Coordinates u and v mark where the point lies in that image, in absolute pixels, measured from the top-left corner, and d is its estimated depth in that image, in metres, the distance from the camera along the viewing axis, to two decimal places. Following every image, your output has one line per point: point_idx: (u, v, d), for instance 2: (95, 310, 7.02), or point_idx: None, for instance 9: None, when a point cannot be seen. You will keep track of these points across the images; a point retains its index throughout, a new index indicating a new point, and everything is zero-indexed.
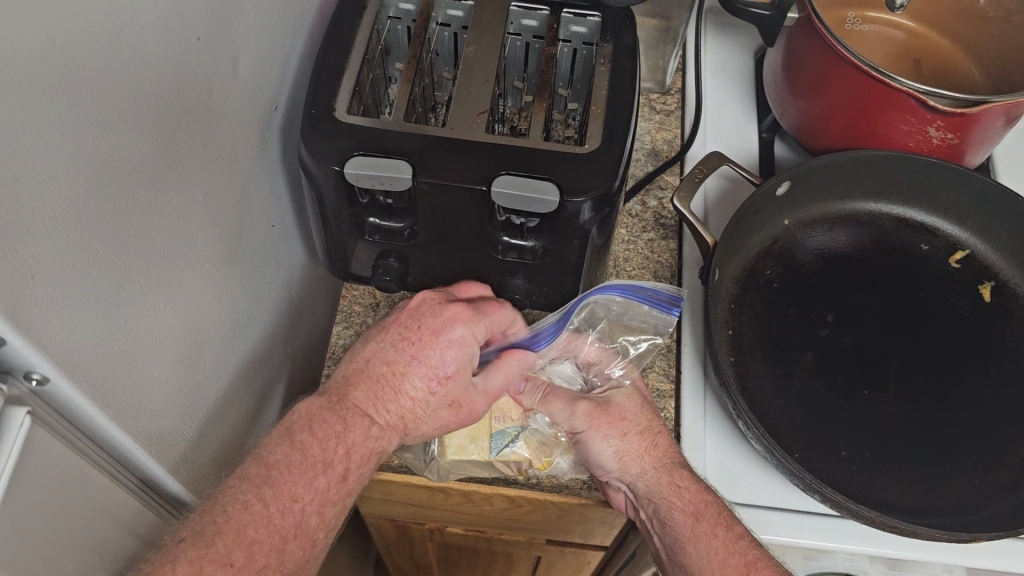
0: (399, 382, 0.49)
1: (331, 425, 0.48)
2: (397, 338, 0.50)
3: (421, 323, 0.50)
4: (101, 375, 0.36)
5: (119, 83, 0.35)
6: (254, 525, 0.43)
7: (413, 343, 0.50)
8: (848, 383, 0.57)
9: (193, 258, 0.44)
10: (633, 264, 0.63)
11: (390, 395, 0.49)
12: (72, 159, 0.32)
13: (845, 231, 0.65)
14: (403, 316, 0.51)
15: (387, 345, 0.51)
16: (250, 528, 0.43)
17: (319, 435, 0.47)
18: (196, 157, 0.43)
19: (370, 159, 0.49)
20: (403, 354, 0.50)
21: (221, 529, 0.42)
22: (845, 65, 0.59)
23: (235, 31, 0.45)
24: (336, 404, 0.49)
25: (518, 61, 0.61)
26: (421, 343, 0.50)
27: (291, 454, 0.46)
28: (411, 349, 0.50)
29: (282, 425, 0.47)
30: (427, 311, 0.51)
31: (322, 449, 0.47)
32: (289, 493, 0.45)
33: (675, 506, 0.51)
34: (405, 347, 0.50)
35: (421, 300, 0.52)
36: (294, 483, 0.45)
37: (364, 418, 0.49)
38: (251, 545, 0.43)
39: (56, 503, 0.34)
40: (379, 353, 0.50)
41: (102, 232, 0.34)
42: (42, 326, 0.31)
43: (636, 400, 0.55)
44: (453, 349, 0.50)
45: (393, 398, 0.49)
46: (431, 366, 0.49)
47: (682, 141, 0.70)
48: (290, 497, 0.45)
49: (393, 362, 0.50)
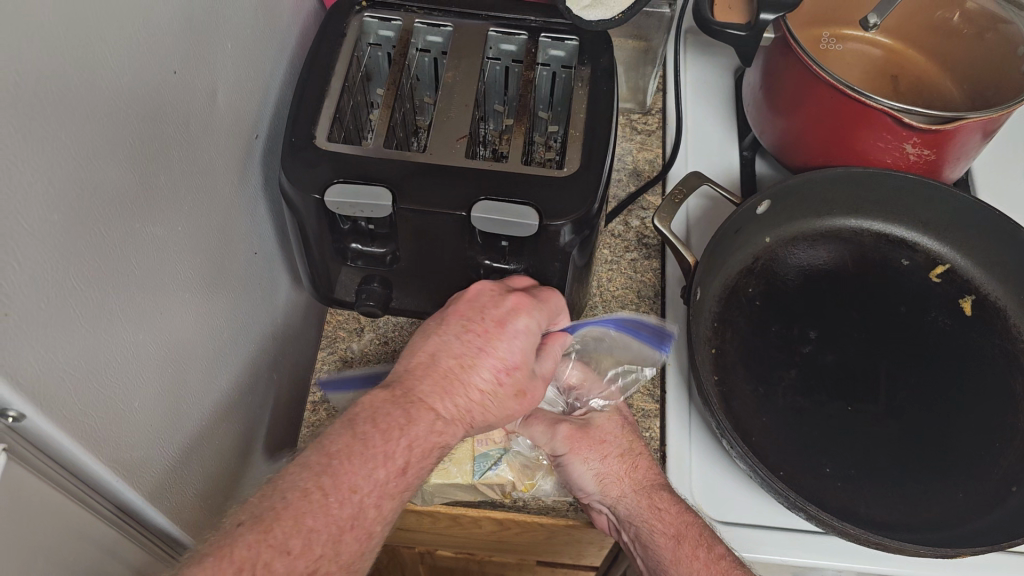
0: (469, 374, 0.46)
1: (396, 417, 0.44)
2: (460, 331, 0.48)
3: (486, 314, 0.48)
4: (79, 409, 0.36)
5: (93, 120, 0.35)
6: (314, 514, 0.39)
7: (479, 335, 0.47)
8: (831, 400, 0.57)
9: (173, 287, 0.44)
10: (616, 284, 0.64)
11: (459, 389, 0.46)
12: (46, 196, 0.32)
13: (826, 247, 0.65)
14: (461, 307, 0.49)
15: (450, 338, 0.48)
16: (307, 516, 0.39)
17: (382, 426, 0.43)
18: (174, 186, 0.43)
19: (351, 187, 0.49)
20: (470, 347, 0.47)
21: (279, 515, 0.38)
22: (821, 84, 0.59)
23: (212, 60, 0.46)
24: (398, 396, 0.45)
25: (498, 85, 0.61)
26: (486, 335, 0.47)
27: (352, 444, 0.42)
28: (478, 341, 0.47)
29: (350, 414, 0.44)
30: (489, 303, 0.49)
31: (385, 441, 0.42)
32: (349, 483, 0.40)
33: (656, 528, 0.51)
34: (472, 340, 0.47)
35: (479, 292, 0.50)
36: (354, 474, 0.41)
37: (429, 411, 0.45)
38: (308, 534, 0.38)
39: (32, 535, 0.34)
40: (443, 348, 0.47)
41: (78, 266, 0.35)
42: (16, 363, 0.31)
43: (616, 421, 0.55)
44: (519, 339, 0.48)
45: (463, 391, 0.46)
46: (500, 357, 0.47)
47: (663, 161, 0.71)
48: (349, 487, 0.40)
49: (459, 355, 0.47)
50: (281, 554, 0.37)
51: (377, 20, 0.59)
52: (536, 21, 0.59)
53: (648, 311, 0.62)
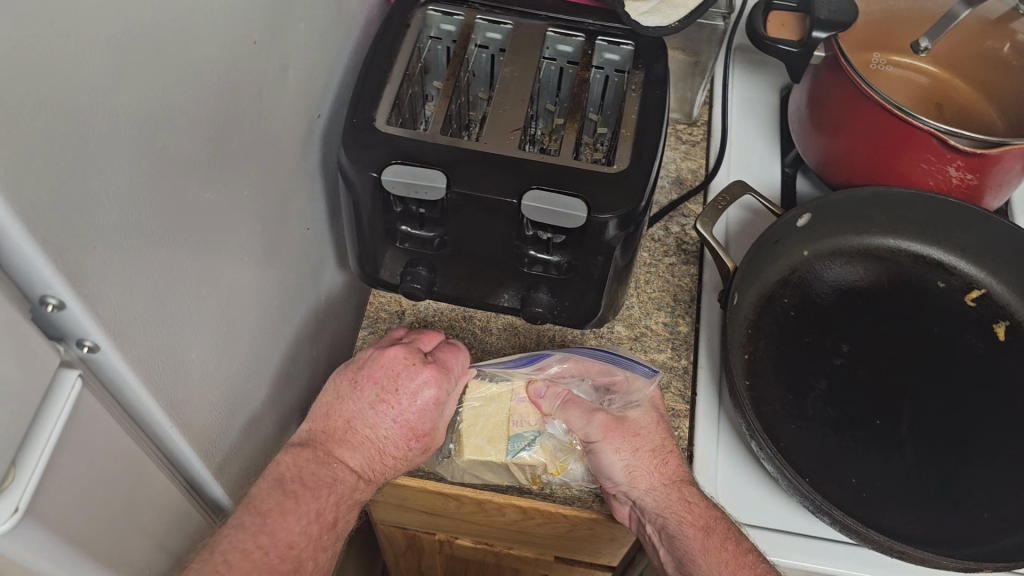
0: (383, 443, 0.52)
1: (322, 476, 0.50)
2: (373, 401, 0.52)
3: (398, 385, 0.53)
4: (149, 351, 0.37)
5: (180, 75, 0.37)
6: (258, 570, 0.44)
7: (391, 407, 0.52)
8: (860, 413, 0.57)
9: (235, 251, 0.46)
10: (654, 287, 0.65)
11: (373, 455, 0.52)
12: (133, 142, 0.34)
13: (862, 265, 0.66)
14: (377, 373, 0.53)
15: (364, 406, 0.53)
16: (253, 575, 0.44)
17: (310, 484, 0.49)
18: (243, 156, 0.45)
19: (407, 168, 0.51)
20: (382, 417, 0.52)
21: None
22: (869, 104, 0.61)
23: (286, 39, 0.48)
24: (320, 457, 0.51)
25: (552, 85, 0.63)
26: (398, 406, 0.52)
27: (283, 503, 0.47)
28: (392, 413, 0.52)
29: (274, 473, 0.48)
30: (402, 371, 0.53)
31: (315, 498, 0.49)
32: (286, 541, 0.46)
33: (685, 520, 0.52)
34: (385, 412, 0.52)
35: (393, 360, 0.53)
36: (289, 530, 0.46)
37: (350, 475, 0.51)
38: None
39: (103, 470, 0.36)
40: (358, 416, 0.52)
41: (156, 214, 0.37)
42: (97, 295, 0.33)
43: (652, 417, 0.56)
44: (427, 408, 0.53)
45: (377, 457, 0.52)
46: (410, 427, 0.53)
47: (706, 172, 0.72)
48: (286, 544, 0.46)
49: (373, 424, 0.52)
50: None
51: (440, 14, 0.61)
52: (595, 24, 0.61)
53: (683, 314, 0.64)
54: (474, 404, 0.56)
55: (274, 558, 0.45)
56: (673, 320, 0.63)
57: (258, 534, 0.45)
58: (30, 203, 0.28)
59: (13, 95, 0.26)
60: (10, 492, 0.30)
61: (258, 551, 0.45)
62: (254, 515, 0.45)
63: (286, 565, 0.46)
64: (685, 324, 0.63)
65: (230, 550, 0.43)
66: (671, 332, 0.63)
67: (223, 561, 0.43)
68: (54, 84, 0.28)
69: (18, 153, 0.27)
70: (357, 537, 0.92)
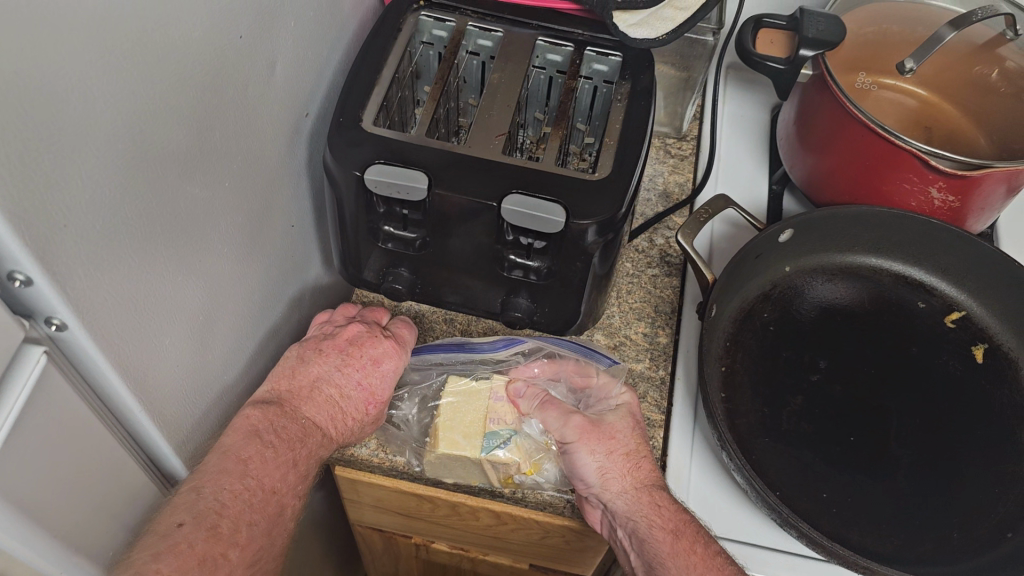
0: (347, 403, 0.54)
1: (293, 430, 0.50)
2: (339, 363, 0.55)
3: (363, 351, 0.55)
4: (118, 333, 0.38)
5: (164, 64, 0.37)
6: (250, 510, 0.46)
7: (357, 369, 0.55)
8: (835, 430, 0.58)
9: (214, 241, 0.47)
10: (635, 297, 0.66)
11: (336, 413, 0.53)
12: (112, 128, 0.34)
13: (844, 283, 0.66)
14: (341, 342, 0.56)
15: (331, 368, 0.54)
16: (246, 513, 0.46)
17: (284, 437, 0.50)
18: (227, 147, 0.46)
19: (390, 168, 0.52)
20: (348, 379, 0.54)
21: (221, 514, 0.44)
22: (854, 123, 0.61)
23: (275, 35, 0.48)
24: (287, 412, 0.51)
25: (541, 94, 0.64)
26: (363, 369, 0.55)
27: (263, 452, 0.48)
28: (357, 376, 0.55)
29: (245, 425, 0.49)
30: (367, 340, 0.56)
31: (290, 449, 0.49)
32: (270, 485, 0.48)
33: (655, 523, 0.52)
34: (351, 373, 0.54)
35: (356, 332, 0.56)
36: (271, 476, 0.48)
37: (316, 431, 0.52)
38: (249, 528, 0.46)
39: (63, 447, 0.36)
40: (324, 376, 0.54)
41: (133, 199, 0.37)
42: (67, 274, 0.33)
43: (628, 422, 0.56)
44: (387, 377, 0.56)
45: (340, 416, 0.53)
46: (371, 392, 0.55)
47: (693, 186, 0.72)
48: (271, 490, 0.48)
49: (338, 385, 0.54)
50: (233, 546, 0.45)
51: (432, 20, 0.62)
52: (585, 34, 0.61)
53: (664, 325, 0.64)
54: (453, 398, 0.56)
55: (260, 501, 0.47)
56: (653, 331, 0.64)
57: (242, 478, 0.46)
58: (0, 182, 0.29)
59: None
60: None
61: (247, 492, 0.46)
62: (234, 462, 0.46)
63: (269, 508, 0.47)
64: (665, 335, 0.63)
65: (220, 491, 0.45)
66: (650, 342, 0.63)
67: (215, 501, 0.45)
68: (25, 70, 0.29)
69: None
70: (336, 540, 0.92)
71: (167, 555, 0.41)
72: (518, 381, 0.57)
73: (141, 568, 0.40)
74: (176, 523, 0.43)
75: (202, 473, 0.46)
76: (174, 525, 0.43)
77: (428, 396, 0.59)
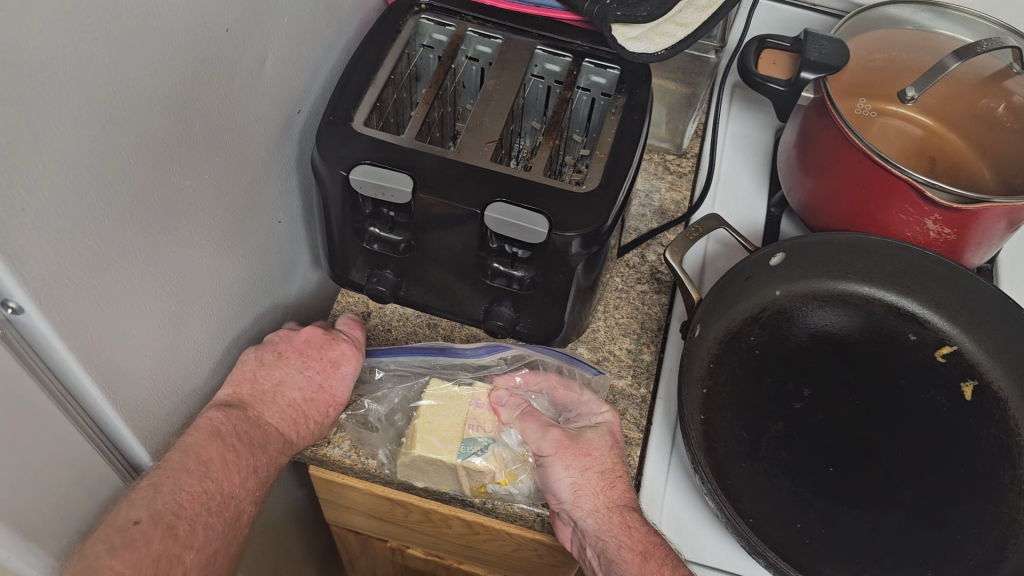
0: (308, 407, 0.54)
1: (254, 435, 0.50)
2: (301, 366, 0.55)
3: (323, 353, 0.56)
4: (80, 319, 0.38)
5: (140, 51, 0.37)
6: (207, 514, 0.46)
7: (319, 372, 0.55)
8: (814, 459, 0.57)
9: (191, 231, 0.47)
10: (622, 312, 0.65)
11: (299, 417, 0.54)
12: (81, 114, 0.34)
13: (835, 311, 0.65)
14: (300, 346, 0.56)
15: (292, 371, 0.54)
16: (203, 516, 0.46)
17: (245, 442, 0.50)
18: (209, 138, 0.46)
19: (375, 170, 0.51)
20: (310, 382, 0.55)
21: (179, 513, 0.44)
22: (852, 149, 0.60)
23: (265, 30, 0.48)
24: (250, 418, 0.51)
25: (538, 104, 0.63)
26: (322, 371, 0.55)
27: (224, 453, 0.48)
28: (318, 378, 0.55)
29: (207, 425, 0.48)
30: (326, 343, 0.56)
31: (252, 454, 0.50)
32: (229, 489, 0.48)
33: (624, 544, 0.51)
34: (312, 375, 0.55)
35: (315, 335, 0.57)
36: (231, 481, 0.48)
37: (277, 436, 0.52)
38: (206, 532, 0.46)
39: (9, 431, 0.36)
40: (287, 379, 0.54)
41: (102, 186, 0.37)
42: (25, 259, 0.33)
43: (607, 440, 0.55)
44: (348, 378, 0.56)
45: (302, 419, 0.54)
46: (332, 394, 0.55)
47: (689, 204, 0.72)
48: (230, 494, 0.48)
49: (301, 388, 0.54)
50: (189, 549, 0.44)
51: (433, 24, 0.62)
52: (585, 46, 0.61)
53: (648, 343, 0.63)
54: (433, 402, 0.56)
55: (217, 504, 0.47)
56: (637, 348, 0.63)
57: (202, 480, 0.46)
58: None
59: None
60: None
61: (205, 494, 0.46)
62: (195, 461, 0.46)
63: (228, 510, 0.47)
64: (649, 352, 0.63)
65: (178, 491, 0.45)
66: (633, 359, 0.62)
67: (173, 499, 0.45)
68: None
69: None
70: (318, 538, 0.92)
71: (123, 551, 0.42)
72: (501, 389, 0.57)
73: (93, 564, 0.41)
74: (133, 519, 0.43)
75: (160, 471, 0.45)
76: (131, 521, 0.43)
77: (403, 400, 0.59)
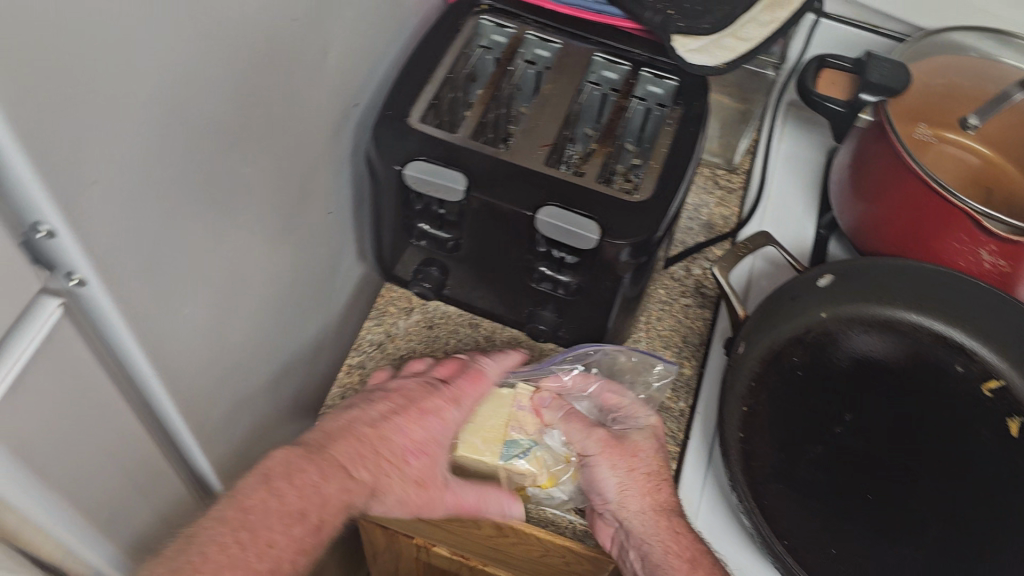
0: (386, 449, 0.50)
1: (311, 474, 0.46)
2: (384, 410, 0.52)
3: (417, 402, 0.52)
4: (137, 294, 0.38)
5: (211, 34, 0.38)
6: (228, 568, 0.41)
7: (405, 417, 0.51)
8: (852, 484, 0.56)
9: (246, 216, 0.47)
10: (664, 325, 0.64)
11: (370, 457, 0.49)
12: (151, 91, 0.34)
13: (881, 339, 0.63)
14: (395, 395, 0.53)
15: (375, 416, 0.51)
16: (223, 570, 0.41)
17: (296, 482, 0.45)
18: (269, 125, 0.46)
19: (430, 166, 0.52)
20: (392, 426, 0.51)
21: (196, 568, 0.39)
22: (908, 174, 0.60)
23: (330, 23, 0.49)
24: (316, 457, 0.47)
25: (592, 112, 0.63)
26: (410, 418, 0.51)
27: (267, 501, 0.44)
28: (403, 423, 0.51)
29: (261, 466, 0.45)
30: (419, 392, 0.53)
31: (298, 497, 0.45)
32: (264, 538, 0.43)
33: (671, 549, 0.53)
34: (395, 419, 0.51)
35: (413, 386, 0.54)
36: (270, 529, 0.43)
37: (341, 471, 0.47)
38: None
39: (66, 406, 0.36)
40: (365, 419, 0.51)
41: (165, 164, 0.37)
42: (92, 233, 0.33)
43: (653, 442, 0.55)
44: (437, 428, 0.52)
45: (375, 459, 0.49)
46: (413, 440, 0.51)
47: (738, 220, 0.71)
48: (265, 542, 0.43)
49: (379, 428, 0.51)
50: None
51: (493, 25, 0.62)
52: (643, 55, 0.61)
53: (689, 357, 0.63)
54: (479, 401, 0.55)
55: (251, 555, 0.42)
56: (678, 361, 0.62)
57: (239, 528, 0.42)
58: (22, 131, 0.28)
59: (7, 23, 0.26)
60: None
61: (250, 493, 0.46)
62: (236, 509, 0.43)
63: (262, 565, 0.42)
64: (690, 366, 0.62)
65: (207, 541, 0.41)
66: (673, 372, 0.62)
67: (199, 554, 0.40)
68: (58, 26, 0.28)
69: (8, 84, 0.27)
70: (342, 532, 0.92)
71: None
72: (545, 391, 0.56)
73: None
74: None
75: (201, 518, 0.42)
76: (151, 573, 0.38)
77: None
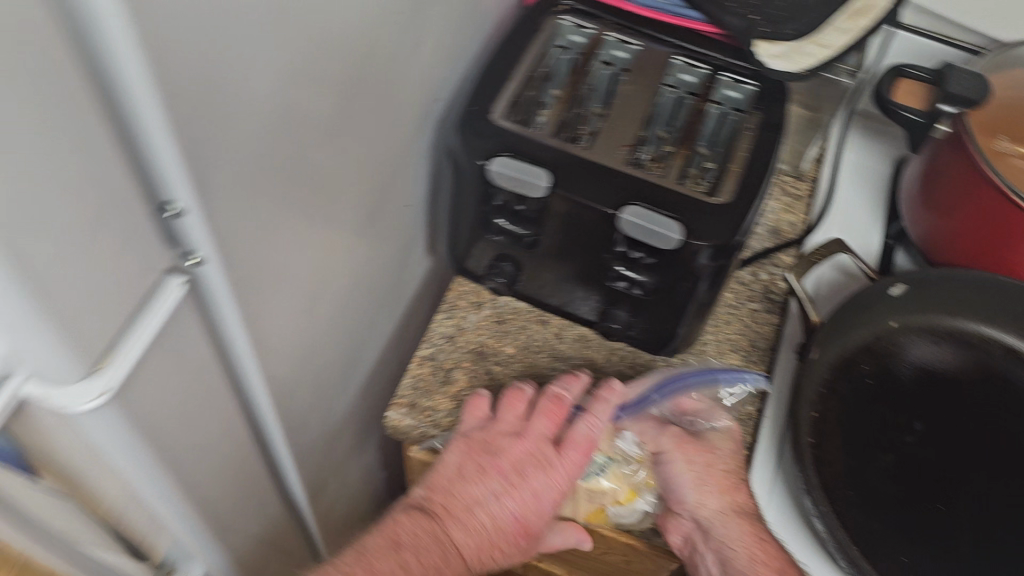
0: (498, 529, 0.54)
1: (432, 558, 0.52)
2: (498, 489, 0.54)
3: (529, 481, 0.55)
4: (246, 276, 0.38)
5: (330, 24, 0.38)
6: None
7: (516, 500, 0.54)
8: (921, 493, 0.57)
9: (337, 205, 0.47)
10: (732, 328, 0.65)
11: (484, 536, 0.54)
12: (281, 76, 0.35)
13: (956, 350, 0.58)
14: (505, 463, 0.55)
15: (489, 494, 0.54)
16: None
17: (422, 564, 0.52)
18: (365, 116, 0.47)
19: (515, 162, 0.52)
20: (503, 507, 0.54)
21: None
22: (988, 186, 0.59)
23: (424, 17, 0.49)
24: (438, 539, 0.53)
25: (666, 114, 0.60)
26: (522, 501, 0.54)
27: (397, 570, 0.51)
28: (516, 505, 0.54)
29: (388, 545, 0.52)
30: (531, 467, 0.55)
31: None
32: None
33: (754, 557, 0.58)
34: (508, 502, 0.54)
35: (525, 456, 0.55)
36: None
37: (460, 560, 0.53)
38: None
39: (181, 388, 0.37)
40: (480, 499, 0.54)
41: (281, 149, 0.38)
42: (218, 213, 0.34)
43: (730, 444, 0.59)
44: (546, 505, 0.55)
45: (486, 541, 0.54)
46: (524, 523, 0.55)
47: (805, 226, 0.71)
48: None
49: (493, 512, 0.54)
50: None
51: (571, 25, 0.63)
52: (722, 60, 0.61)
53: (758, 361, 0.63)
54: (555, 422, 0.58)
55: None
56: (746, 364, 0.63)
57: None
58: (170, 105, 0.28)
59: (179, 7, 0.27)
60: (103, 373, 0.31)
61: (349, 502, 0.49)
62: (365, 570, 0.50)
63: None
64: (758, 370, 0.62)
65: None
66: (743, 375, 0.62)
67: None
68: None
69: (156, 54, 0.26)
70: None
71: None
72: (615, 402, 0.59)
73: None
74: None
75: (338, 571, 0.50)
76: None
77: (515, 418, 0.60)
